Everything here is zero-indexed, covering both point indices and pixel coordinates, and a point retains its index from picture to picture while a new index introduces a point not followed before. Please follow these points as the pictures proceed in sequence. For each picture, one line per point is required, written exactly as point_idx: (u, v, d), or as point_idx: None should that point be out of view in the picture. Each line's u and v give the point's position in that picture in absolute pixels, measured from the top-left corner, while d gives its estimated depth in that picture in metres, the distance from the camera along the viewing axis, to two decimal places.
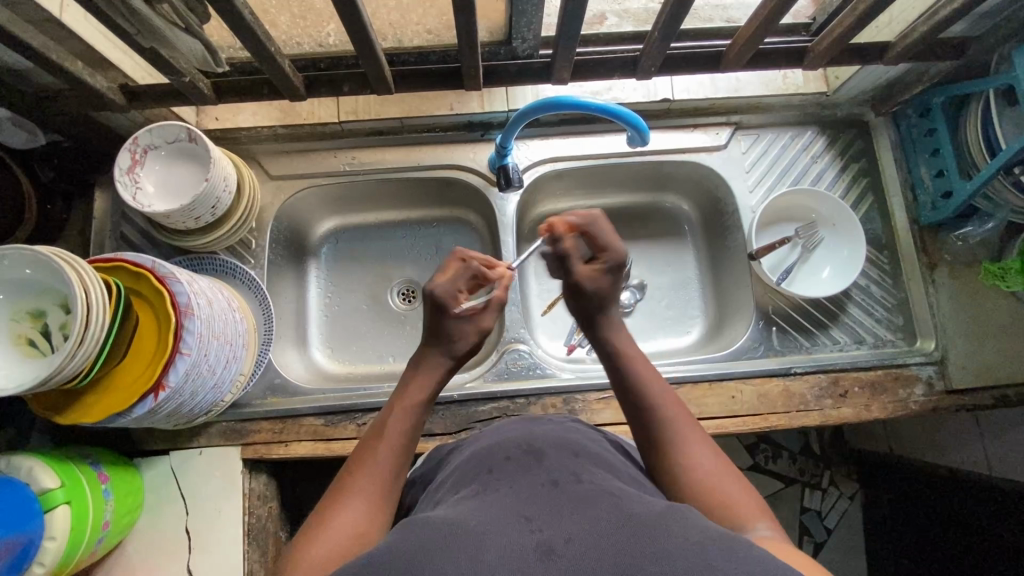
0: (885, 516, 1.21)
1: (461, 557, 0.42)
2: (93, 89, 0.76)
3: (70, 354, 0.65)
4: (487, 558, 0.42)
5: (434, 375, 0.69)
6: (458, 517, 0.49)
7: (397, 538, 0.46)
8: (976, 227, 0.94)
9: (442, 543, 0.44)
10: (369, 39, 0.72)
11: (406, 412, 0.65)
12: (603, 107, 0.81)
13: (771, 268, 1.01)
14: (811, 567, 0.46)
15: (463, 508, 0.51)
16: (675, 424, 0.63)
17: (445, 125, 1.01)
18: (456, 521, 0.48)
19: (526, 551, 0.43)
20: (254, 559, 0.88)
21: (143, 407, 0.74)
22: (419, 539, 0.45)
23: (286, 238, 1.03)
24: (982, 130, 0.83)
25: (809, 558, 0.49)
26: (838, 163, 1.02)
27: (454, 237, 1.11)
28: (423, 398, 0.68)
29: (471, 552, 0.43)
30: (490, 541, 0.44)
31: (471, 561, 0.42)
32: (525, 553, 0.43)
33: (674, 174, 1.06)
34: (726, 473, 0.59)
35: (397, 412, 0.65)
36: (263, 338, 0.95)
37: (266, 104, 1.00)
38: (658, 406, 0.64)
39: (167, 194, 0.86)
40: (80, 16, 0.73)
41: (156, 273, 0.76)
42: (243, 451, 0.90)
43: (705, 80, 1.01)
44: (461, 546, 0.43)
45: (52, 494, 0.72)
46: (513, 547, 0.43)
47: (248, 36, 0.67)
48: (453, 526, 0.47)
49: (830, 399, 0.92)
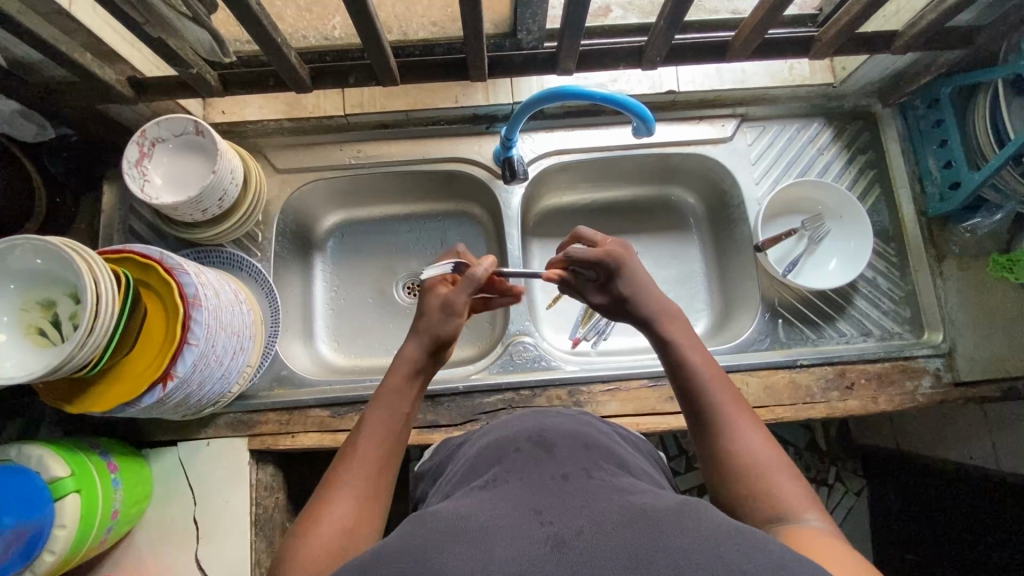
0: (892, 513, 1.20)
1: (469, 550, 0.42)
2: (102, 81, 0.77)
3: (80, 344, 0.65)
4: (496, 550, 0.42)
5: (418, 359, 0.68)
6: (468, 510, 0.49)
7: (409, 530, 0.46)
8: (985, 219, 0.92)
9: (452, 535, 0.44)
10: (376, 31, 0.73)
11: (391, 401, 0.64)
12: (608, 97, 0.81)
13: (777, 259, 1.00)
14: (828, 560, 0.46)
15: (476, 501, 0.51)
16: (724, 410, 0.62)
17: (451, 117, 1.02)
18: (465, 514, 0.48)
19: (538, 542, 0.43)
20: (260, 549, 0.89)
21: (152, 397, 0.75)
22: (429, 529, 0.46)
23: (292, 231, 1.04)
24: (991, 121, 0.83)
25: (849, 552, 0.48)
26: (845, 155, 1.01)
27: (459, 230, 1.11)
28: (408, 383, 0.66)
29: (480, 546, 0.43)
30: (499, 533, 0.44)
31: (483, 554, 0.42)
32: (536, 544, 0.43)
33: (679, 166, 1.05)
34: (778, 463, 0.58)
35: (380, 404, 0.64)
36: (269, 330, 0.95)
37: (273, 97, 1.00)
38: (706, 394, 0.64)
39: (175, 186, 0.87)
40: (89, 9, 0.74)
41: (164, 264, 0.77)
42: (250, 442, 0.91)
43: (711, 71, 1.00)
44: (467, 539, 0.44)
45: (62, 482, 0.72)
46: (526, 539, 0.44)
47: (256, 28, 0.68)
48: (464, 518, 0.47)
49: (837, 391, 0.91)
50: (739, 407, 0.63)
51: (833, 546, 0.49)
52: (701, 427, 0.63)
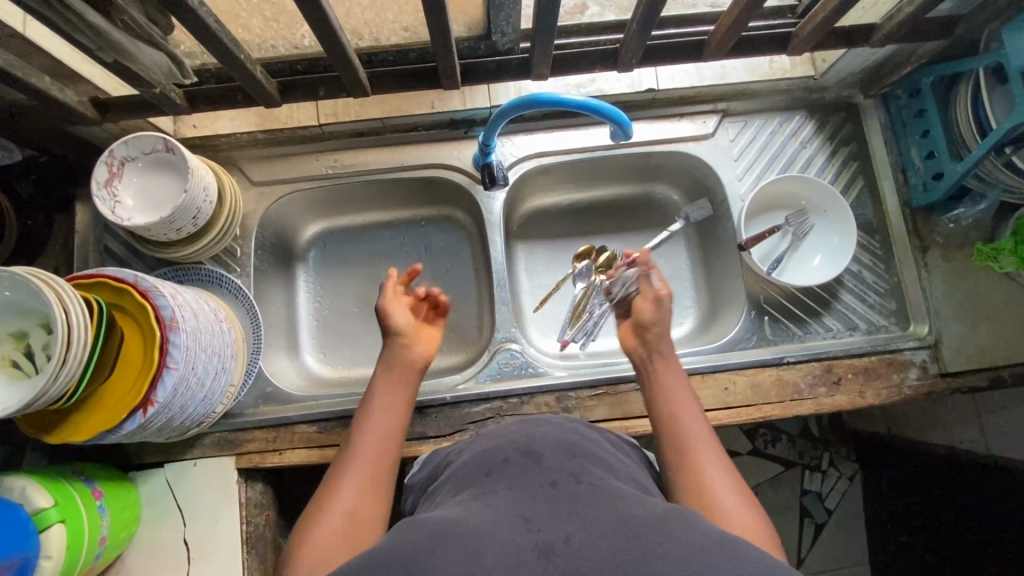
0: (884, 497, 1.22)
1: (450, 559, 0.42)
2: (64, 104, 0.75)
3: (54, 375, 0.64)
4: (485, 556, 0.43)
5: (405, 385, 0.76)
6: (452, 518, 0.49)
7: (391, 543, 0.46)
8: (969, 209, 0.92)
9: (435, 542, 0.44)
10: (342, 42, 0.71)
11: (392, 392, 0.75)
12: (584, 103, 0.79)
13: (761, 256, 1.00)
14: None
15: (463, 510, 0.51)
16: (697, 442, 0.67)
17: (428, 123, 1.00)
18: (451, 521, 0.48)
19: (524, 551, 0.43)
20: (254, 567, 0.88)
21: (133, 423, 0.73)
22: (406, 543, 0.46)
23: (272, 244, 1.02)
24: (972, 110, 0.82)
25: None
26: (827, 147, 1.00)
27: (443, 235, 1.09)
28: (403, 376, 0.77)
29: (467, 552, 0.43)
30: (489, 537, 0.45)
31: (466, 564, 0.42)
32: (523, 552, 0.43)
33: (663, 164, 1.04)
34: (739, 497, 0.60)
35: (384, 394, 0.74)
36: (252, 349, 0.94)
37: (244, 110, 0.98)
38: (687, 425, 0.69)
39: (148, 206, 0.85)
40: (45, 31, 0.72)
41: (140, 287, 0.75)
42: (238, 461, 0.90)
43: (691, 68, 0.99)
44: (456, 546, 0.44)
45: (46, 513, 0.72)
46: (512, 548, 0.44)
47: (217, 45, 0.66)
48: (447, 527, 0.47)
49: (824, 386, 0.91)
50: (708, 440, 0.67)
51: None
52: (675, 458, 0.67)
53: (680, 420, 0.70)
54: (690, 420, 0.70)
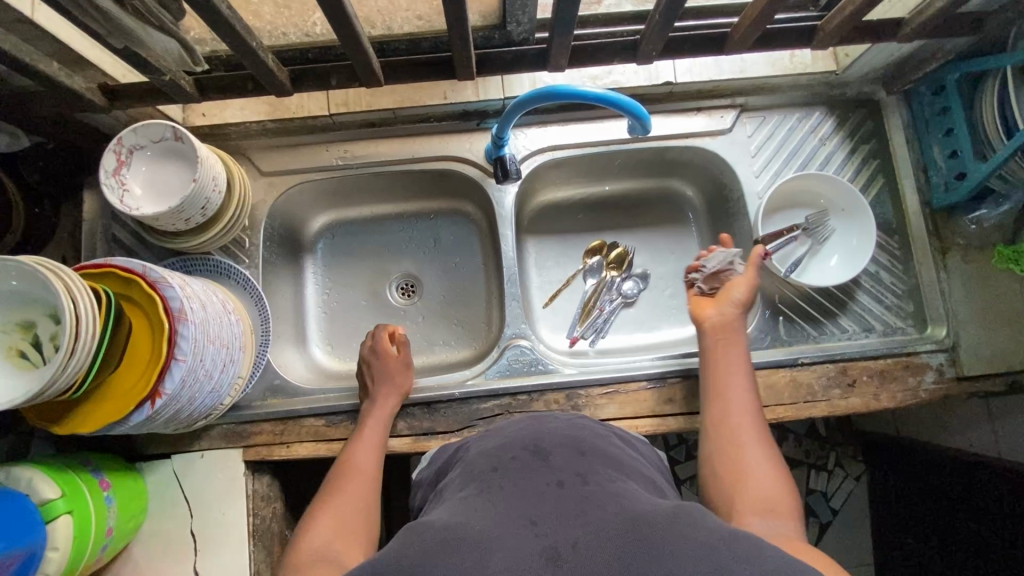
0: (891, 499, 1.21)
1: (464, 564, 0.42)
2: (71, 90, 0.73)
3: (61, 367, 0.63)
4: (492, 563, 0.42)
5: (391, 410, 0.87)
6: (465, 519, 0.48)
7: (403, 547, 0.45)
8: (991, 211, 0.91)
9: (448, 548, 0.43)
10: (355, 30, 0.69)
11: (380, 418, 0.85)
12: (602, 96, 0.77)
13: (781, 256, 0.98)
14: (820, 560, 0.51)
15: (477, 511, 0.50)
16: (738, 421, 0.72)
17: (440, 114, 0.99)
18: (465, 524, 0.48)
19: (533, 559, 0.43)
20: (260, 560, 0.88)
21: (140, 415, 0.73)
22: (418, 546, 0.45)
23: (281, 235, 1.01)
24: (999, 109, 0.80)
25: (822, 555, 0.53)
26: (847, 145, 0.98)
27: (454, 228, 1.08)
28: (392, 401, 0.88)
29: (478, 560, 0.42)
30: (497, 543, 0.44)
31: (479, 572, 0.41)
32: (532, 559, 0.43)
33: (678, 159, 1.02)
34: (772, 476, 0.65)
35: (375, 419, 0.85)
36: (260, 340, 0.93)
37: (254, 98, 0.96)
38: (733, 403, 0.74)
39: (156, 196, 0.84)
40: (52, 14, 0.70)
41: (147, 277, 0.74)
42: (245, 453, 0.90)
43: (710, 61, 0.96)
44: (470, 554, 0.43)
45: (53, 504, 0.71)
46: (521, 556, 0.43)
47: (229, 32, 0.64)
48: (460, 529, 0.46)
49: (839, 389, 0.90)
50: (750, 420, 0.72)
51: (794, 543, 0.55)
52: (716, 435, 0.72)
53: (724, 399, 0.74)
54: (738, 402, 0.74)
